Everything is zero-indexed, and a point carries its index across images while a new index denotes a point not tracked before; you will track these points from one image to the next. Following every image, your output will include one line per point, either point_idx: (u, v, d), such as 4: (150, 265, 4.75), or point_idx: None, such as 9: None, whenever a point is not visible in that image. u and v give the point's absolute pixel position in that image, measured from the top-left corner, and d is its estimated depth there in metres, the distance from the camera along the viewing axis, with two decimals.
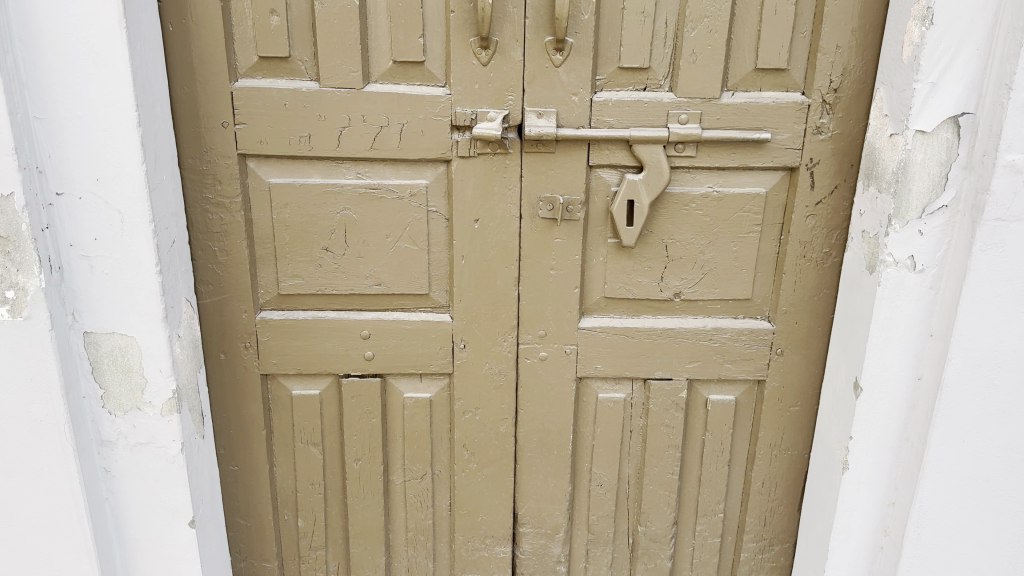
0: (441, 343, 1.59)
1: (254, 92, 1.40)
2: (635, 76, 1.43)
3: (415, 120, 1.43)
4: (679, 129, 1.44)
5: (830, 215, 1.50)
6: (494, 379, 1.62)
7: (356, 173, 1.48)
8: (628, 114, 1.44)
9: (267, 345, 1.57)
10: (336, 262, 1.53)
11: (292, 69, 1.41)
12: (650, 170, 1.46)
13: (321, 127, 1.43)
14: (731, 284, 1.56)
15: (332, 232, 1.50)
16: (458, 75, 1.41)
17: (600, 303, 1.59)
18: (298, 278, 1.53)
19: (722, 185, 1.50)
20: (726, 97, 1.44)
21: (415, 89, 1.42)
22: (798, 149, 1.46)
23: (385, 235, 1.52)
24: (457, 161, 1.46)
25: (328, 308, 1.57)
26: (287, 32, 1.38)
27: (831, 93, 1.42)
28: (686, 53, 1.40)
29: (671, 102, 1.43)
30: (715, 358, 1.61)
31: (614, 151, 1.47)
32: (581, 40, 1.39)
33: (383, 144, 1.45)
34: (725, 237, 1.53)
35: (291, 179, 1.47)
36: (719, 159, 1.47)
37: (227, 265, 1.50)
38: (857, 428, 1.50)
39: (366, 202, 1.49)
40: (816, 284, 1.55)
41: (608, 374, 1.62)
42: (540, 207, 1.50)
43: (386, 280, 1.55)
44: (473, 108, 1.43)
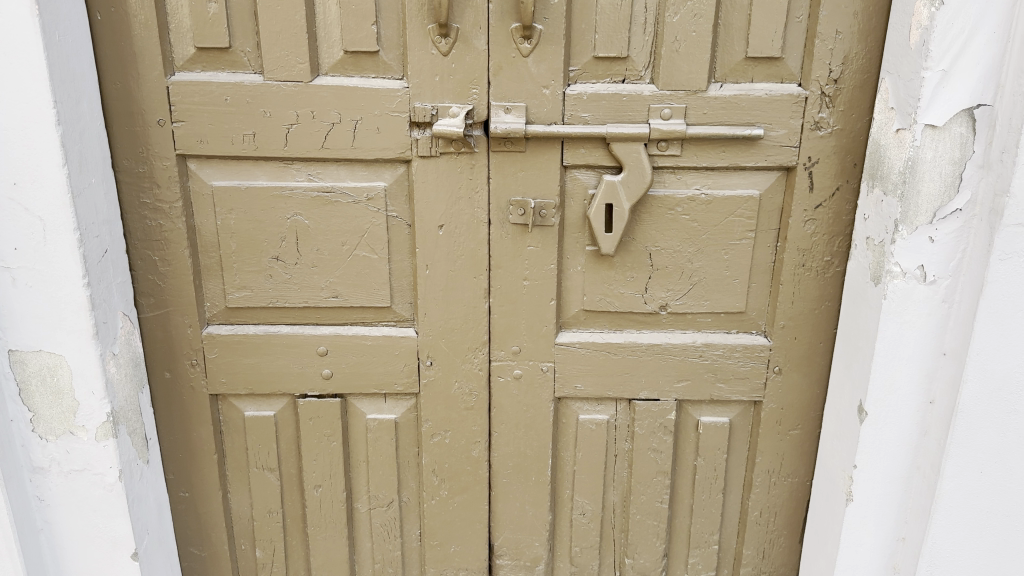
0: (405, 361, 1.46)
1: (192, 87, 1.28)
2: (613, 66, 1.29)
3: (370, 117, 1.30)
4: (661, 125, 1.29)
5: (831, 219, 1.36)
6: (464, 399, 1.49)
7: (308, 175, 1.35)
8: (605, 108, 1.30)
9: (215, 362, 1.44)
10: (289, 273, 1.40)
11: (234, 61, 1.28)
12: (630, 170, 1.32)
13: (267, 124, 1.30)
14: (723, 296, 1.42)
15: (283, 240, 1.38)
16: (416, 67, 1.27)
17: (579, 316, 1.45)
18: (247, 290, 1.41)
19: (711, 187, 1.35)
20: (714, 89, 1.29)
21: (369, 82, 1.29)
22: (794, 146, 1.31)
23: (342, 243, 1.39)
24: (418, 161, 1.33)
25: (282, 323, 1.44)
26: (226, 20, 1.25)
27: (831, 84, 1.28)
28: (669, 40, 1.26)
29: (653, 95, 1.29)
30: (706, 376, 1.46)
31: (591, 150, 1.33)
32: (551, 27, 1.25)
33: (335, 143, 1.32)
34: (715, 244, 1.38)
35: (236, 182, 1.34)
36: (706, 158, 1.33)
37: (168, 276, 1.38)
38: (862, 456, 1.35)
39: (319, 207, 1.36)
40: (816, 296, 1.41)
41: (589, 394, 1.48)
42: (510, 212, 1.36)
43: (344, 291, 1.42)
44: (433, 103, 1.29)
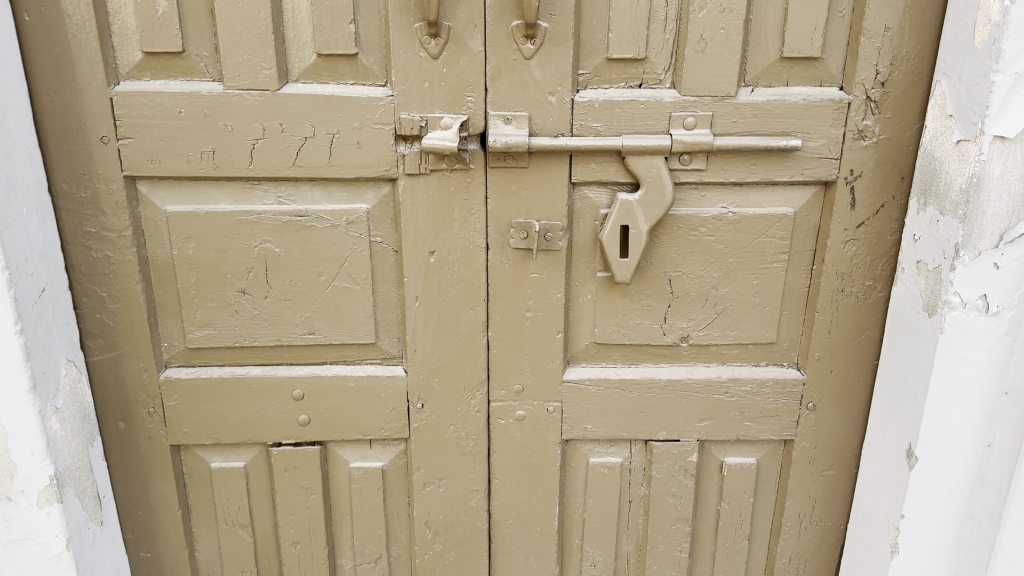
0: (393, 404, 1.29)
1: (140, 98, 1.09)
2: (628, 69, 1.12)
3: (349, 130, 1.13)
4: (684, 136, 1.13)
5: (874, 239, 1.20)
6: (461, 444, 1.32)
7: (278, 197, 1.17)
8: (620, 117, 1.13)
9: (176, 410, 1.27)
10: (258, 308, 1.22)
11: (188, 67, 1.10)
12: (649, 188, 1.15)
13: (229, 140, 1.12)
14: (751, 326, 1.26)
15: (250, 271, 1.20)
16: (401, 72, 1.10)
17: (589, 350, 1.29)
18: (210, 328, 1.23)
19: (740, 205, 1.19)
20: (745, 94, 1.13)
21: (348, 90, 1.12)
22: (834, 158, 1.15)
23: (318, 273, 1.21)
24: (405, 180, 1.16)
25: (251, 364, 1.27)
26: (178, 20, 1.06)
27: (878, 88, 1.12)
28: (693, 39, 1.09)
29: (675, 101, 1.12)
30: (732, 415, 1.31)
31: (603, 165, 1.16)
32: (558, 24, 1.08)
33: (309, 160, 1.14)
34: (744, 269, 1.22)
35: (194, 206, 1.16)
36: (735, 173, 1.16)
37: (118, 316, 1.20)
38: (911, 506, 1.20)
39: (291, 234, 1.18)
40: (855, 325, 1.25)
41: (601, 436, 1.32)
42: (512, 236, 1.20)
43: (322, 327, 1.24)
44: (422, 113, 1.12)
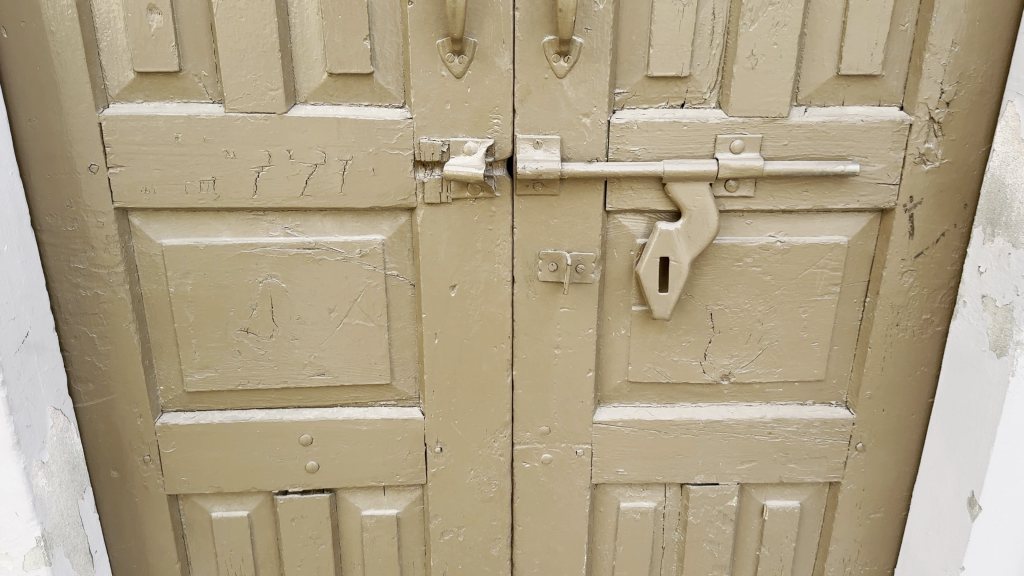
0: (410, 448, 1.19)
1: (133, 122, 0.99)
2: (669, 87, 1.03)
3: (363, 156, 1.02)
4: (732, 161, 1.03)
5: (932, 270, 1.11)
6: (483, 491, 1.22)
7: (285, 228, 1.06)
8: (661, 140, 1.03)
9: (174, 457, 1.16)
10: (262, 348, 1.11)
11: (186, 88, 0.99)
12: (691, 217, 1.05)
13: (231, 167, 1.02)
14: (798, 362, 1.17)
15: (254, 308, 1.09)
16: (421, 92, 1.00)
17: (622, 389, 1.19)
18: (210, 371, 1.12)
19: (789, 234, 1.09)
20: (797, 114, 1.03)
21: (363, 112, 1.01)
22: (893, 184, 1.06)
23: (328, 310, 1.10)
24: (424, 209, 1.06)
25: (255, 407, 1.16)
26: (174, 36, 0.96)
27: (942, 108, 1.02)
28: (742, 56, 1.00)
29: (721, 123, 1.03)
30: (775, 457, 1.21)
31: (641, 192, 1.06)
32: (594, 40, 0.98)
33: (319, 189, 1.04)
34: (792, 301, 1.13)
35: (193, 239, 1.06)
36: (785, 200, 1.06)
37: (110, 358, 1.10)
38: (971, 558, 1.11)
39: (299, 268, 1.08)
40: (909, 361, 1.16)
41: (633, 480, 1.22)
42: (540, 268, 1.09)
43: (332, 368, 1.13)
44: (444, 137, 1.02)
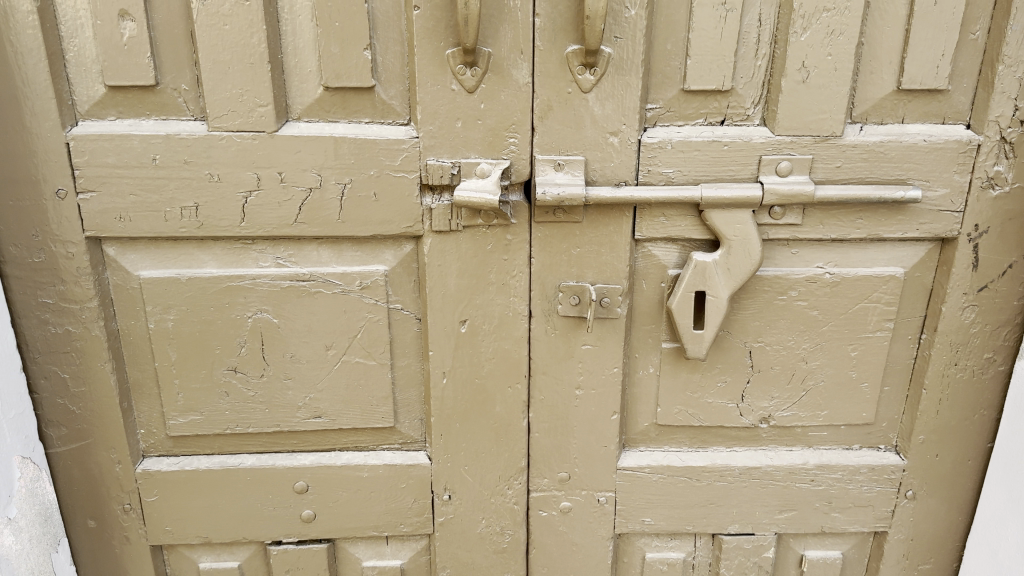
0: (415, 496, 1.08)
1: (105, 142, 0.88)
2: (708, 103, 0.91)
3: (363, 179, 0.91)
4: (778, 185, 0.92)
5: (997, 305, 0.99)
6: (495, 541, 1.11)
7: (276, 258, 0.95)
8: (698, 162, 0.92)
9: (157, 506, 1.06)
10: (251, 389, 1.00)
11: (164, 104, 0.88)
12: (732, 248, 0.94)
13: (215, 192, 0.91)
14: (845, 404, 1.06)
15: (242, 346, 0.98)
16: (429, 108, 0.89)
17: (650, 432, 1.08)
18: (195, 414, 1.01)
19: (840, 264, 0.98)
20: (852, 133, 0.92)
21: (364, 130, 0.90)
22: (957, 211, 0.94)
23: (325, 347, 0.99)
24: (432, 237, 0.95)
25: (245, 451, 1.06)
26: (150, 46, 0.85)
27: (1015, 126, 0.91)
28: (791, 68, 0.88)
29: (766, 143, 0.91)
30: (817, 505, 1.11)
31: (675, 219, 0.95)
32: (623, 50, 0.87)
33: (314, 215, 0.93)
34: (840, 338, 1.02)
35: (174, 270, 0.95)
36: (836, 227, 0.95)
37: (85, 401, 0.99)
38: None
39: (292, 302, 0.97)
40: (968, 404, 1.05)
41: (661, 529, 1.11)
42: (561, 302, 0.98)
43: (329, 411, 1.02)
44: (454, 159, 0.91)
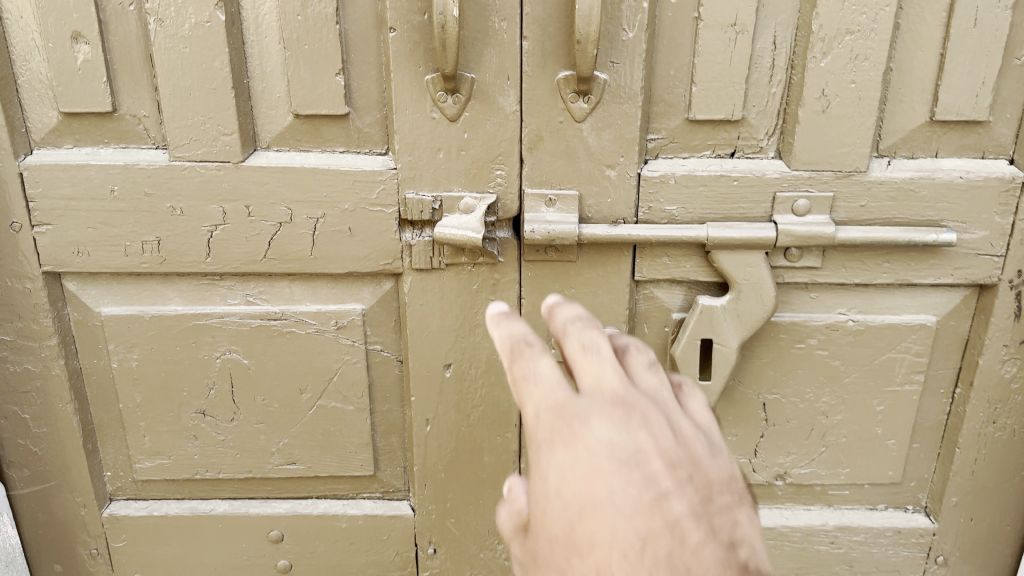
0: (398, 548, 1.00)
1: (60, 173, 0.82)
2: (717, 133, 0.83)
3: (336, 213, 0.84)
4: (794, 226, 0.82)
5: None
6: None
7: (246, 296, 0.88)
8: (705, 198, 0.83)
9: (125, 552, 1.00)
10: (222, 433, 0.94)
11: (123, 131, 0.82)
12: (742, 293, 0.84)
13: (178, 226, 0.84)
14: (869, 462, 0.96)
15: (211, 388, 0.92)
16: (408, 138, 0.81)
17: None
18: (163, 458, 0.95)
19: (863, 311, 0.89)
20: (878, 168, 0.82)
21: (338, 161, 0.83)
22: (997, 255, 0.84)
23: (299, 391, 0.92)
24: (412, 276, 0.87)
25: (217, 497, 0.99)
26: (106, 70, 0.79)
27: None
28: (809, 96, 0.79)
29: (781, 178, 0.82)
30: (837, 569, 1.01)
31: (679, 259, 0.86)
32: (620, 76, 0.78)
33: (285, 251, 0.86)
34: (863, 391, 0.92)
35: (137, 308, 0.88)
36: (859, 271, 0.86)
37: (47, 442, 0.94)
38: None
39: (263, 342, 0.90)
40: (1007, 464, 0.94)
41: None
42: (554, 346, 0.90)
43: (304, 457, 0.95)
44: (436, 192, 0.83)
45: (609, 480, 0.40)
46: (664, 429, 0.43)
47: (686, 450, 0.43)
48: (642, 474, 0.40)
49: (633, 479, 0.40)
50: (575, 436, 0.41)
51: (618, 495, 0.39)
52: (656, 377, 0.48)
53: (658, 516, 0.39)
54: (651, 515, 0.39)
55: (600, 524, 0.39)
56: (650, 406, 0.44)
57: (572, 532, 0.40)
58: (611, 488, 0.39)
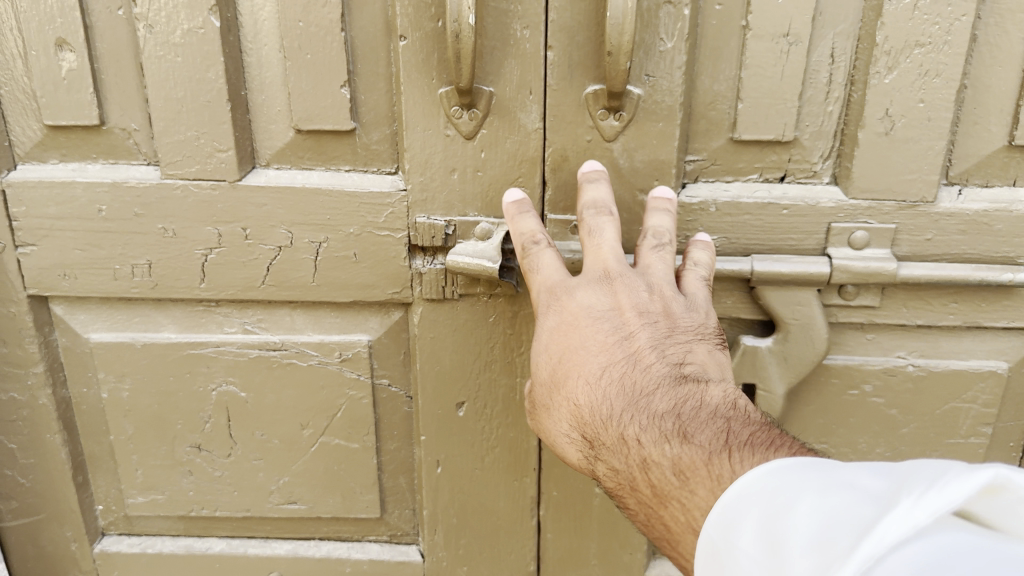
0: None
1: (44, 190, 0.75)
2: (764, 155, 0.74)
3: (341, 238, 0.77)
4: (850, 260, 0.73)
5: None
6: None
7: (244, 324, 0.82)
8: (749, 227, 0.75)
9: None
10: (218, 468, 0.87)
11: (113, 146, 0.76)
12: (791, 334, 0.75)
13: (171, 248, 0.78)
14: None
15: (207, 422, 0.85)
16: (419, 157, 0.74)
17: None
18: (156, 493, 0.89)
19: (925, 354, 0.79)
20: (947, 196, 0.73)
21: (344, 180, 0.76)
22: None
23: (301, 426, 0.85)
24: (423, 306, 0.79)
25: (214, 535, 0.93)
26: (92, 80, 0.72)
27: None
28: (871, 116, 0.70)
29: (836, 207, 0.73)
30: None
31: (718, 294, 0.78)
32: (656, 91, 0.70)
33: (285, 278, 0.79)
34: (923, 443, 0.82)
35: (128, 335, 0.82)
36: (923, 311, 0.76)
37: (34, 474, 0.88)
38: None
39: (263, 374, 0.83)
40: None
41: None
42: None
43: (306, 496, 0.89)
44: (450, 216, 0.76)
45: (582, 330, 0.63)
46: (640, 290, 0.64)
47: (658, 301, 0.64)
48: (610, 324, 0.63)
49: (603, 328, 0.63)
50: (564, 306, 0.64)
51: (589, 340, 0.62)
52: (659, 258, 0.67)
53: (615, 349, 0.62)
54: (611, 349, 0.62)
55: (574, 362, 0.62)
56: (631, 277, 0.65)
57: (561, 369, 0.63)
58: (583, 337, 0.63)
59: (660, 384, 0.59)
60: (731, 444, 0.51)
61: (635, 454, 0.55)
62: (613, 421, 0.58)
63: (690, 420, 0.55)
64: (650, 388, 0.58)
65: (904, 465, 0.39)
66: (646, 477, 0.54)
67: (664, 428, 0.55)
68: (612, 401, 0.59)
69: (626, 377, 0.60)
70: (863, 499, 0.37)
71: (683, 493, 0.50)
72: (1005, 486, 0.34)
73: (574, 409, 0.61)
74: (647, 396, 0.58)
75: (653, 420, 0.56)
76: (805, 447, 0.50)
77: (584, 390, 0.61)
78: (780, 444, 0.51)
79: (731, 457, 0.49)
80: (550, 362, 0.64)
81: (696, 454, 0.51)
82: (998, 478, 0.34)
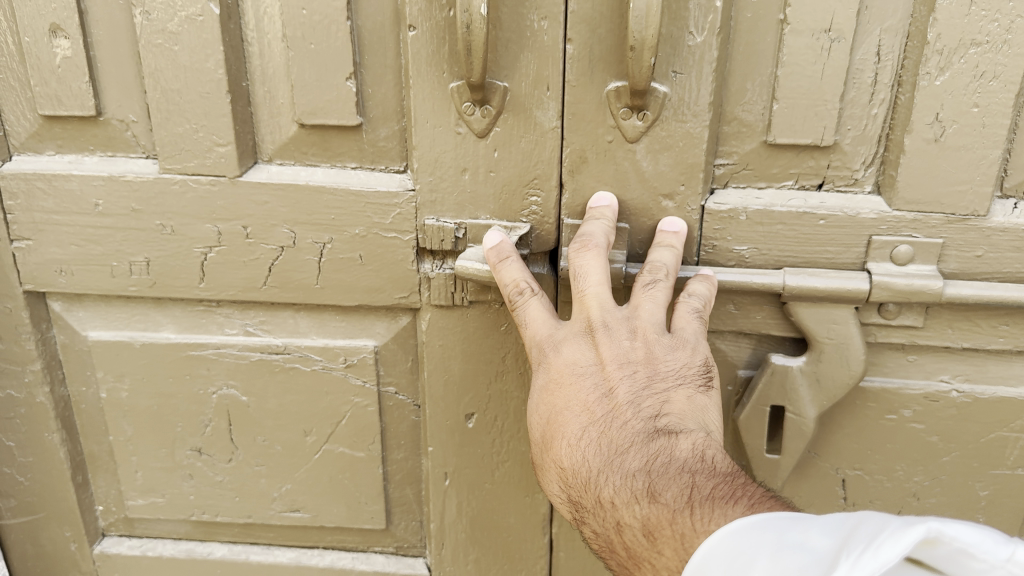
0: None
1: (40, 182, 0.72)
2: (801, 160, 0.68)
3: (346, 239, 0.73)
4: (892, 276, 0.67)
5: None
6: None
7: (246, 325, 0.78)
8: (782, 238, 0.69)
9: None
10: (219, 474, 0.84)
11: (111, 138, 0.72)
12: (825, 354, 0.70)
13: (169, 245, 0.74)
14: None
15: (208, 426, 0.82)
16: (428, 156, 0.69)
17: None
18: (156, 496, 0.86)
19: (971, 379, 0.73)
20: (1002, 209, 0.66)
21: (350, 178, 0.72)
22: None
23: (304, 432, 0.82)
24: (431, 312, 0.75)
25: (217, 540, 0.90)
26: (88, 69, 0.68)
27: None
28: (919, 121, 0.64)
29: (878, 218, 0.67)
30: None
31: (747, 309, 0.72)
32: (683, 89, 0.64)
33: (288, 278, 0.75)
34: (966, 474, 0.76)
35: (127, 334, 0.79)
36: (970, 332, 0.70)
37: (32, 473, 0.85)
38: None
39: (265, 378, 0.79)
40: None
41: None
42: None
43: (309, 504, 0.85)
44: (460, 219, 0.71)
45: (565, 388, 0.61)
46: (620, 337, 0.61)
47: (639, 347, 0.61)
48: (592, 380, 0.60)
49: (585, 386, 0.60)
50: (550, 363, 0.62)
51: (571, 399, 0.60)
52: (650, 298, 0.63)
53: (597, 406, 0.59)
54: (590, 407, 0.59)
55: (558, 422, 0.60)
56: (614, 326, 0.61)
57: (547, 430, 0.61)
58: (567, 395, 0.60)
59: (635, 441, 0.56)
60: (694, 501, 0.50)
61: (609, 517, 0.54)
62: (591, 484, 0.56)
63: (662, 480, 0.53)
64: (625, 446, 0.56)
65: (849, 516, 0.40)
66: (621, 539, 0.53)
67: (635, 488, 0.54)
68: (591, 463, 0.57)
69: (605, 437, 0.58)
70: (808, 559, 0.37)
71: (653, 556, 0.50)
72: (940, 539, 0.36)
73: (558, 472, 0.59)
74: (621, 455, 0.56)
75: (626, 480, 0.54)
76: (766, 499, 0.50)
77: (566, 452, 0.59)
78: (741, 497, 0.50)
79: (693, 515, 0.49)
80: (536, 421, 0.62)
81: (662, 516, 0.51)
82: (934, 532, 0.35)
